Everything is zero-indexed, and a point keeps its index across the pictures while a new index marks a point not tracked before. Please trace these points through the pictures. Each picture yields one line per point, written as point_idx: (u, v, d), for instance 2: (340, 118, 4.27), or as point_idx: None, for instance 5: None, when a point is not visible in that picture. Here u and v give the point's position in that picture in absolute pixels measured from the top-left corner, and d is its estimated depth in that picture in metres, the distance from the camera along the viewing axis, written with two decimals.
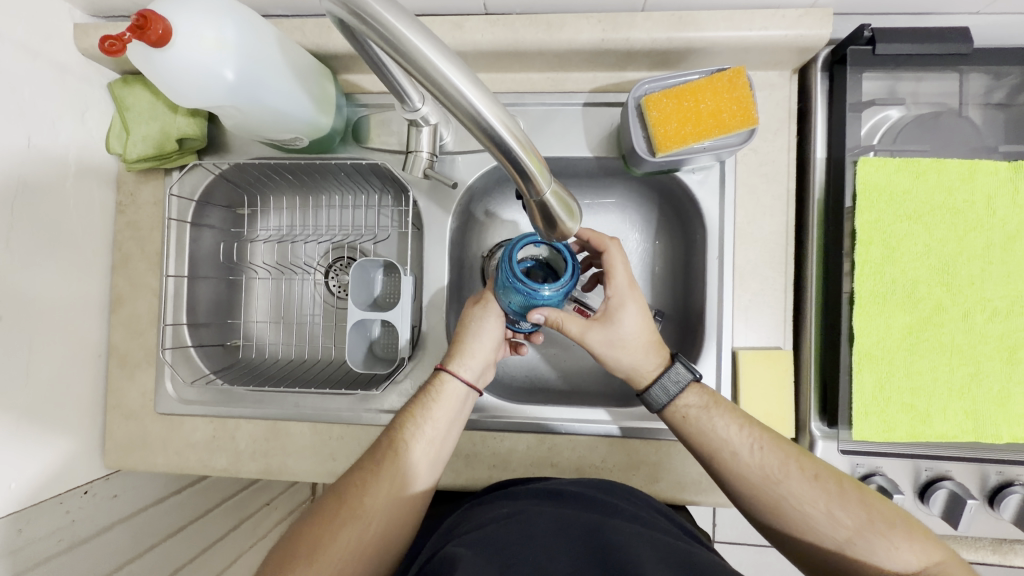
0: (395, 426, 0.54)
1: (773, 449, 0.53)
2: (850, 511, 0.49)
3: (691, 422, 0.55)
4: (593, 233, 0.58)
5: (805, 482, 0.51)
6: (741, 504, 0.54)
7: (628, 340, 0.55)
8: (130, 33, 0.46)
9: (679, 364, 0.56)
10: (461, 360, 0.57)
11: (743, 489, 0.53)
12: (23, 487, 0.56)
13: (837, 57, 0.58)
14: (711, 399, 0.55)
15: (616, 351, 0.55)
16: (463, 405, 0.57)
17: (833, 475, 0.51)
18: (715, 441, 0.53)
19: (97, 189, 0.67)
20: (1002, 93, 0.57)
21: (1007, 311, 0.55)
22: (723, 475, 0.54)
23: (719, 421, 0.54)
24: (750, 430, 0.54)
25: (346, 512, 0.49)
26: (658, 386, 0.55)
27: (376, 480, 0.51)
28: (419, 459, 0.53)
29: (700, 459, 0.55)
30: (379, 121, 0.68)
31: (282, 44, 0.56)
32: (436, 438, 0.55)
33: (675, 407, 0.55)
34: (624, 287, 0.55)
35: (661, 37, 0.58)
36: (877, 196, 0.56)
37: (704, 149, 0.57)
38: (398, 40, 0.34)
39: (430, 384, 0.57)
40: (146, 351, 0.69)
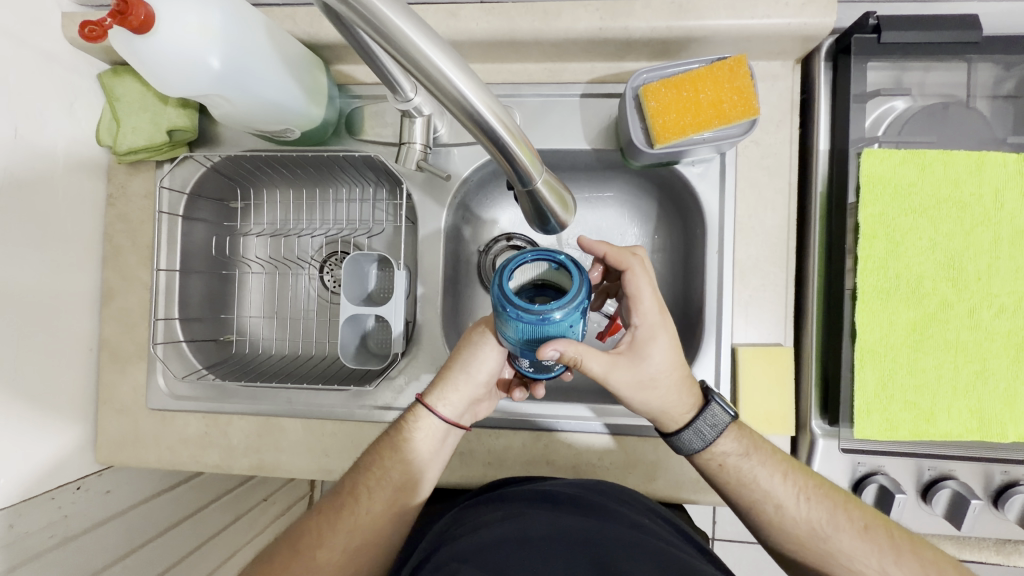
0: (356, 470, 0.53)
1: (820, 500, 0.52)
2: (902, 565, 0.50)
3: (730, 472, 0.53)
4: (611, 249, 0.51)
5: (855, 536, 0.51)
6: (785, 551, 0.54)
7: (659, 378, 0.50)
8: (110, 19, 0.45)
9: (715, 406, 0.53)
10: (440, 395, 0.55)
11: (789, 539, 0.53)
12: (14, 482, 0.55)
13: (842, 47, 0.56)
14: (749, 443, 0.54)
15: (646, 394, 0.51)
16: (434, 445, 0.55)
17: (881, 524, 0.51)
18: (759, 493, 0.53)
19: (87, 181, 0.66)
20: (1011, 84, 0.55)
21: (1014, 307, 0.53)
22: (767, 523, 0.54)
23: (761, 471, 0.53)
24: (794, 478, 0.53)
25: (299, 564, 0.48)
26: (691, 430, 0.52)
27: (333, 529, 0.50)
28: (381, 506, 0.52)
29: (741, 507, 0.54)
30: (373, 112, 0.66)
31: (271, 31, 0.55)
32: (404, 482, 0.53)
33: (711, 454, 0.53)
34: (653, 315, 0.50)
35: (661, 25, 0.57)
36: (881, 189, 0.54)
37: (704, 141, 0.56)
38: (386, 28, 0.31)
39: (404, 418, 0.55)
40: (138, 345, 0.68)
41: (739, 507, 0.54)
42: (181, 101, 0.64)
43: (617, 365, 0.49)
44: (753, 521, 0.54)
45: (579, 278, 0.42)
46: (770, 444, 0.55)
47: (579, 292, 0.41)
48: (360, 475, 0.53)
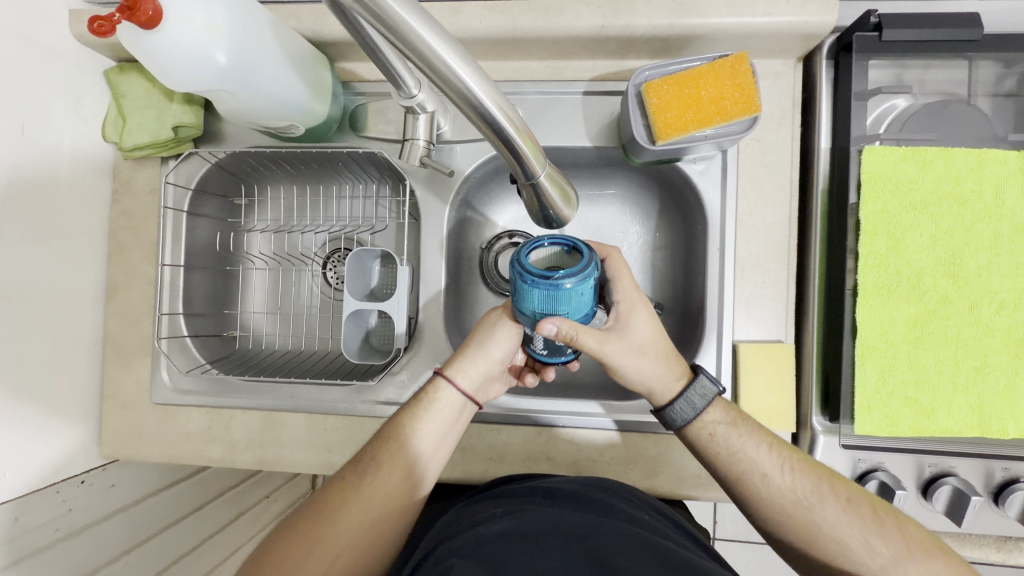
0: (376, 441, 0.52)
1: (805, 471, 0.51)
2: (887, 540, 0.48)
3: (716, 441, 0.53)
4: (591, 241, 0.55)
5: (840, 509, 0.50)
6: (769, 530, 0.52)
7: (646, 345, 0.52)
8: (119, 15, 0.46)
9: (703, 376, 0.54)
10: (459, 367, 0.56)
11: (771, 512, 0.51)
12: (18, 476, 0.56)
13: (843, 44, 0.57)
14: (737, 415, 0.54)
15: (637, 365, 0.52)
16: (455, 417, 0.55)
17: (866, 499, 0.50)
18: (744, 462, 0.52)
19: (92, 177, 0.66)
20: (1012, 82, 0.56)
21: (1015, 303, 0.53)
22: (750, 496, 0.52)
23: (746, 442, 0.52)
24: (779, 450, 0.52)
25: (318, 533, 0.48)
26: (683, 400, 0.53)
27: (356, 497, 0.49)
28: (405, 474, 0.51)
29: (726, 480, 0.53)
30: (376, 110, 0.67)
31: (276, 28, 0.55)
32: (422, 454, 0.52)
33: (701, 425, 0.53)
34: (632, 289, 0.53)
35: (663, 23, 0.57)
36: (882, 185, 0.55)
37: (706, 138, 0.56)
38: (393, 21, 0.31)
39: (424, 390, 0.55)
40: (141, 340, 0.68)
41: (724, 480, 0.53)
42: (186, 98, 0.64)
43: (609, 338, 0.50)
44: (738, 496, 0.53)
45: (589, 254, 0.44)
46: (759, 422, 0.55)
47: (589, 266, 0.43)
48: (380, 445, 0.52)
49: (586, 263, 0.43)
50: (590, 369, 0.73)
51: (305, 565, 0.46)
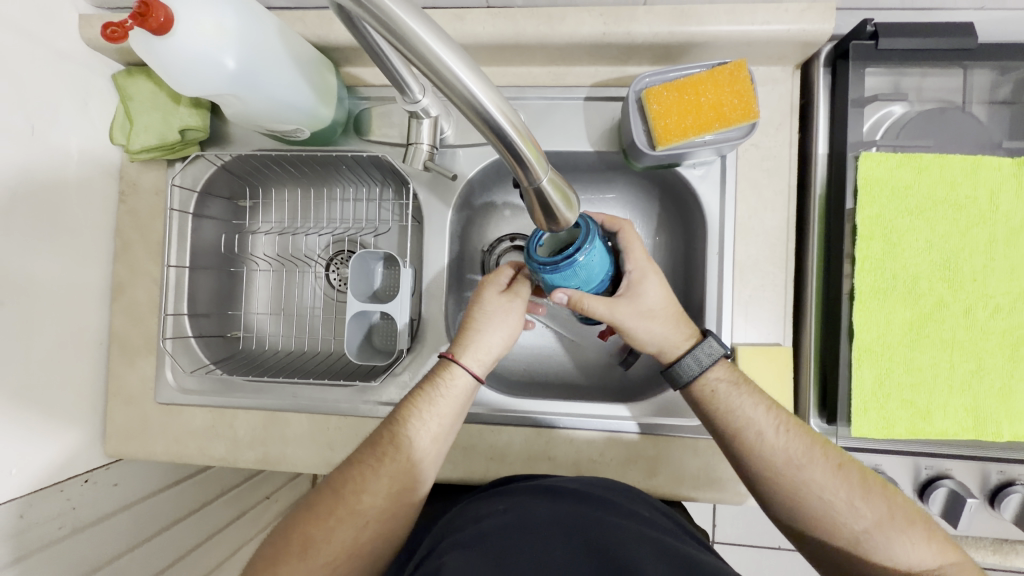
0: (393, 421, 0.54)
1: (800, 434, 0.52)
2: (872, 503, 0.50)
3: (719, 400, 0.54)
4: (604, 216, 0.59)
5: (829, 471, 0.51)
6: (758, 489, 0.53)
7: (657, 310, 0.55)
8: (131, 21, 0.46)
9: (712, 338, 0.56)
10: (473, 353, 0.56)
11: (765, 471, 0.52)
12: (23, 474, 0.56)
13: (840, 52, 0.58)
14: (740, 376, 0.55)
15: (644, 326, 0.55)
16: (468, 398, 0.56)
17: (855, 464, 0.52)
18: (742, 421, 0.53)
19: (100, 178, 0.67)
20: (1007, 89, 0.57)
21: (1010, 307, 0.54)
22: (745, 453, 0.53)
23: (745, 401, 0.54)
24: (777, 412, 0.53)
25: (341, 511, 0.50)
26: (690, 356, 0.55)
27: (376, 477, 0.51)
28: (422, 455, 0.53)
29: (723, 437, 0.54)
30: (380, 114, 0.68)
31: (283, 33, 0.56)
32: (437, 433, 0.54)
33: (704, 382, 0.55)
34: (642, 260, 0.56)
35: (664, 31, 0.58)
36: (878, 190, 0.56)
37: (705, 143, 0.57)
38: (397, 26, 0.33)
39: (439, 375, 0.56)
40: (146, 339, 0.69)
41: (720, 437, 0.54)
42: (193, 101, 0.65)
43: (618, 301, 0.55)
44: (732, 453, 0.54)
45: (587, 224, 0.51)
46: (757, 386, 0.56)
47: (591, 236, 0.50)
48: (397, 425, 0.53)
49: (589, 234, 0.50)
50: (590, 370, 0.74)
51: (331, 541, 0.49)
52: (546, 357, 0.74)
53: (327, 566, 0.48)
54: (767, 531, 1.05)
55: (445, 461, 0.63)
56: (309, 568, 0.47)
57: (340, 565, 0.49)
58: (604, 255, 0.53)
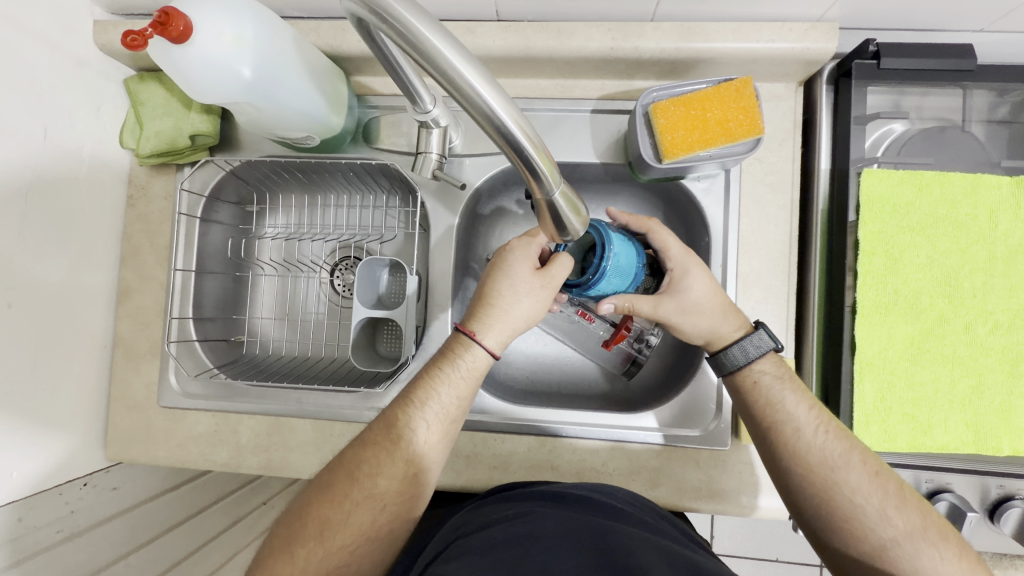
0: (408, 403, 0.53)
1: (838, 436, 0.52)
2: (905, 514, 0.48)
3: (762, 389, 0.55)
4: (631, 217, 0.61)
5: (865, 476, 0.50)
6: (789, 486, 0.52)
7: (701, 305, 0.57)
8: (152, 29, 0.47)
9: (763, 331, 0.57)
10: (489, 331, 0.55)
11: (797, 467, 0.52)
12: (24, 477, 0.56)
13: (843, 71, 0.59)
14: (786, 371, 0.56)
15: (684, 322, 0.57)
16: (479, 373, 0.55)
17: (894, 476, 0.51)
18: (780, 414, 0.53)
19: (110, 182, 0.67)
20: (1005, 110, 0.58)
21: (1009, 324, 0.55)
22: (781, 447, 0.53)
23: (789, 394, 0.54)
24: (818, 412, 0.53)
25: (357, 494, 0.49)
26: (738, 347, 0.56)
27: (390, 460, 0.51)
28: (432, 436, 0.53)
29: (762, 429, 0.54)
30: (389, 122, 0.69)
31: (298, 45, 0.57)
32: (451, 411, 0.54)
33: (749, 371, 0.56)
34: (681, 256, 0.58)
35: (671, 47, 0.59)
36: (880, 206, 0.57)
37: (710, 158, 0.58)
38: (419, 41, 0.33)
39: (452, 351, 0.55)
40: (152, 342, 0.69)
41: (759, 429, 0.54)
42: (205, 107, 0.66)
43: (662, 298, 0.57)
44: (766, 447, 0.54)
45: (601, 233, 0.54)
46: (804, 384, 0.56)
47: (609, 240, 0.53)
48: (413, 406, 0.53)
49: (607, 240, 0.53)
50: (593, 378, 0.74)
51: (349, 524, 0.48)
52: (549, 365, 0.75)
53: (342, 550, 0.47)
54: (765, 544, 1.05)
55: (448, 469, 0.63)
56: (327, 550, 0.47)
57: (357, 549, 0.48)
58: (631, 250, 0.56)
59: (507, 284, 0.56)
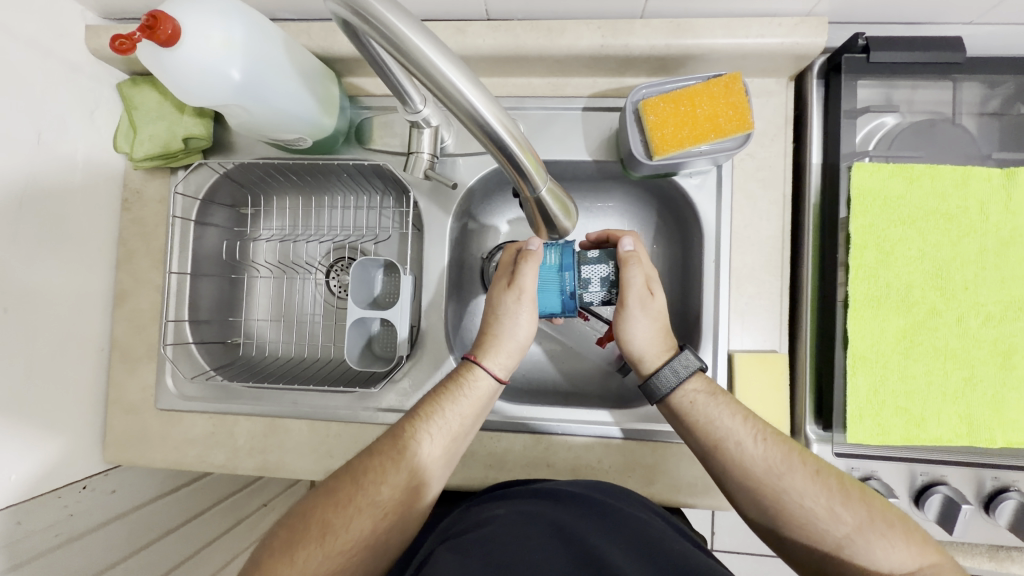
0: (418, 417, 0.55)
1: (776, 443, 0.53)
2: (852, 509, 0.49)
3: (698, 411, 0.55)
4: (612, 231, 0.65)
5: (808, 477, 0.51)
6: (739, 498, 0.53)
7: (654, 319, 0.59)
8: (140, 33, 0.48)
9: (687, 351, 0.57)
10: (495, 355, 0.59)
11: (743, 480, 0.52)
12: (21, 480, 0.56)
13: (833, 65, 0.59)
14: (715, 386, 0.56)
15: (633, 319, 0.59)
16: (490, 399, 0.58)
17: (834, 473, 0.51)
18: (719, 432, 0.53)
19: (104, 186, 0.68)
20: (996, 102, 0.58)
21: (1001, 316, 0.55)
22: (725, 465, 0.53)
23: (725, 410, 0.54)
24: (753, 422, 0.54)
25: (361, 500, 0.50)
26: (668, 369, 0.56)
27: (396, 469, 0.51)
28: (441, 449, 0.54)
29: (704, 449, 0.54)
30: (382, 123, 0.69)
31: (288, 46, 0.57)
32: (461, 430, 0.55)
33: (683, 392, 0.56)
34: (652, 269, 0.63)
35: (660, 43, 0.59)
36: (871, 200, 0.57)
37: (702, 153, 0.58)
38: (403, 43, 0.34)
39: (460, 374, 0.58)
40: (148, 345, 0.69)
41: (699, 448, 0.55)
42: (197, 111, 0.66)
43: (629, 264, 0.59)
44: (711, 463, 0.54)
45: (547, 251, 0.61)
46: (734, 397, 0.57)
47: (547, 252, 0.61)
48: (419, 421, 0.55)
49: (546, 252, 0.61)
50: (588, 376, 0.74)
51: (349, 530, 0.48)
52: (544, 363, 0.75)
53: (340, 556, 0.47)
54: None
55: None
56: (327, 554, 0.46)
57: (353, 556, 0.48)
58: (559, 274, 0.60)
59: (511, 324, 0.59)
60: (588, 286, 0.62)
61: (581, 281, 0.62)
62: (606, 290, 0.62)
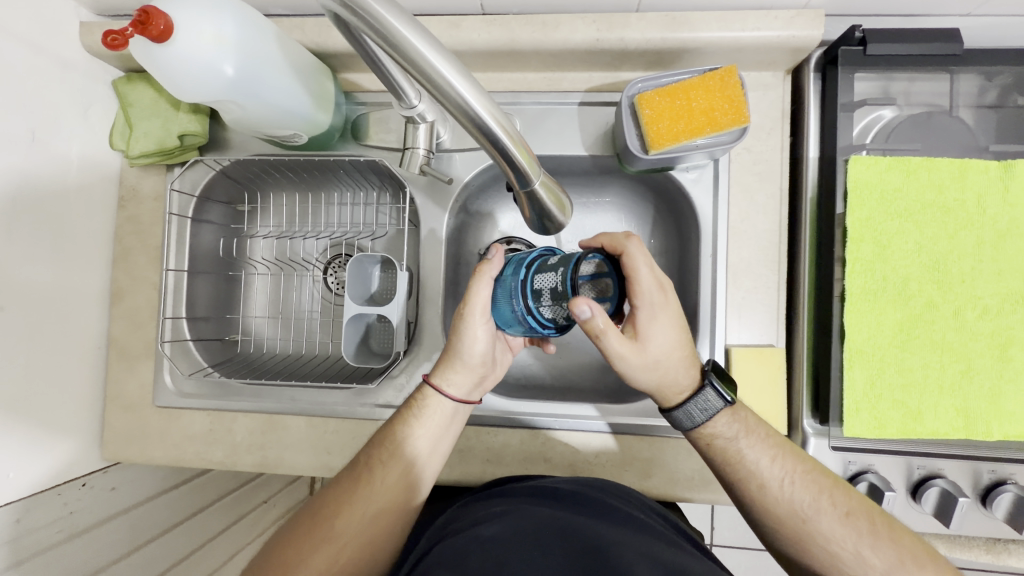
0: (372, 447, 0.55)
1: (805, 483, 0.53)
2: (882, 552, 0.50)
3: (717, 450, 0.54)
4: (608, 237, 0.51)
5: (836, 520, 0.51)
6: (768, 533, 0.55)
7: (661, 360, 0.52)
8: (132, 29, 0.48)
9: (708, 390, 0.53)
10: (446, 374, 0.57)
11: (771, 519, 0.54)
12: (20, 478, 0.56)
13: (830, 58, 0.59)
14: (741, 426, 0.54)
15: (632, 370, 0.52)
16: (449, 419, 0.57)
17: (867, 513, 0.52)
18: (744, 473, 0.54)
19: (100, 184, 0.67)
20: (994, 94, 0.58)
21: (998, 309, 0.55)
22: (751, 503, 0.54)
23: (749, 451, 0.54)
24: (782, 462, 0.53)
25: (319, 535, 0.50)
26: (682, 411, 0.54)
27: (352, 502, 0.52)
28: (397, 478, 0.54)
29: (728, 485, 0.55)
30: (377, 119, 0.68)
31: (282, 41, 0.57)
32: (417, 457, 0.55)
33: (700, 432, 0.55)
34: (654, 292, 0.50)
35: (656, 37, 0.59)
36: (868, 193, 0.56)
37: (698, 147, 0.58)
38: (394, 37, 0.34)
39: (415, 397, 0.57)
40: (146, 343, 0.69)
41: (725, 485, 0.56)
42: (192, 107, 0.66)
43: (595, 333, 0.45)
44: (738, 499, 0.55)
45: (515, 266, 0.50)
46: (766, 428, 0.55)
47: (511, 270, 0.50)
48: (372, 450, 0.55)
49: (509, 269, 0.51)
50: (587, 372, 0.74)
51: (306, 565, 0.48)
52: (542, 359, 0.75)
53: None
54: None
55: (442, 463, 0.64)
56: None
57: None
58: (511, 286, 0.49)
59: (469, 341, 0.55)
60: (541, 299, 0.46)
61: (534, 294, 0.47)
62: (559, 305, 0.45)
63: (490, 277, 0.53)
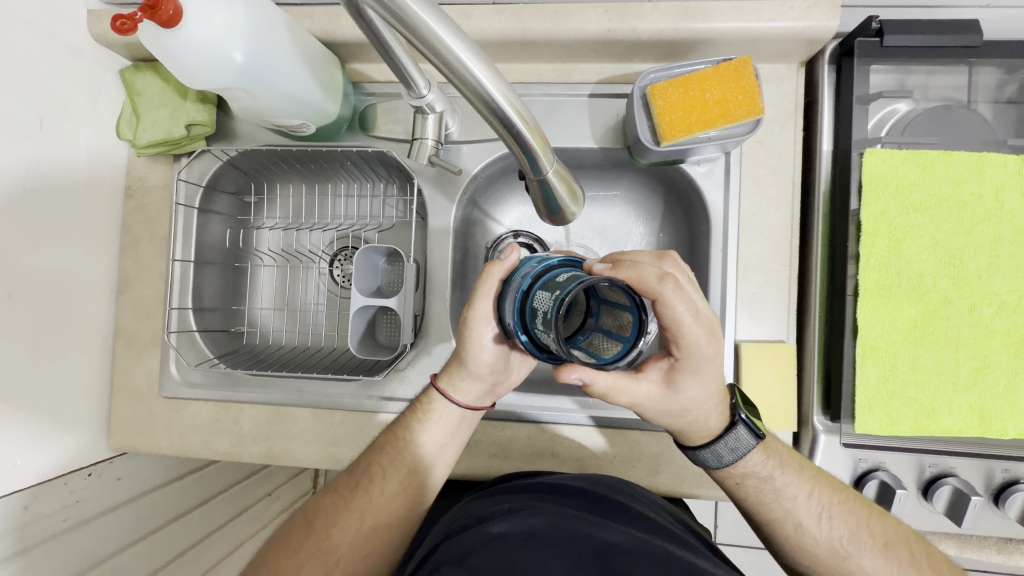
0: (372, 452, 0.56)
1: (843, 519, 0.53)
2: None
3: (747, 488, 0.54)
4: (635, 276, 0.41)
5: (876, 554, 0.53)
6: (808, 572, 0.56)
7: (687, 407, 0.49)
8: (142, 13, 0.47)
9: (740, 430, 0.52)
10: (454, 384, 0.55)
11: (811, 557, 0.55)
12: (27, 466, 0.56)
13: (846, 49, 0.58)
14: (775, 462, 0.54)
15: (652, 415, 0.50)
16: (453, 426, 0.56)
17: (904, 542, 0.53)
18: (777, 512, 0.54)
19: (107, 173, 0.67)
20: (1013, 88, 0.57)
21: (1015, 305, 0.54)
22: (787, 540, 0.55)
23: (786, 489, 0.54)
24: (818, 496, 0.53)
25: (311, 545, 0.51)
26: (710, 453, 0.53)
27: (346, 511, 0.53)
28: (392, 486, 0.55)
29: (764, 524, 0.56)
30: (385, 110, 0.68)
31: (291, 28, 0.57)
32: (416, 465, 0.55)
33: (729, 471, 0.54)
34: (698, 343, 0.45)
35: (669, 28, 0.58)
36: (883, 187, 0.56)
37: (710, 139, 0.57)
38: (409, 18, 0.34)
39: (421, 400, 0.57)
40: (152, 333, 0.69)
41: (761, 524, 0.56)
42: (200, 96, 0.65)
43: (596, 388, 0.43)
44: (774, 538, 0.56)
45: (529, 270, 0.42)
46: (791, 457, 0.55)
47: (521, 276, 0.42)
48: (372, 456, 0.56)
49: (519, 274, 0.43)
50: None
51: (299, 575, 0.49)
52: None
53: None
54: None
55: None
56: None
57: None
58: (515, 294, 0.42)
59: (476, 349, 0.51)
60: (534, 320, 0.38)
61: (530, 312, 0.38)
62: (547, 334, 0.36)
63: (496, 281, 0.46)
